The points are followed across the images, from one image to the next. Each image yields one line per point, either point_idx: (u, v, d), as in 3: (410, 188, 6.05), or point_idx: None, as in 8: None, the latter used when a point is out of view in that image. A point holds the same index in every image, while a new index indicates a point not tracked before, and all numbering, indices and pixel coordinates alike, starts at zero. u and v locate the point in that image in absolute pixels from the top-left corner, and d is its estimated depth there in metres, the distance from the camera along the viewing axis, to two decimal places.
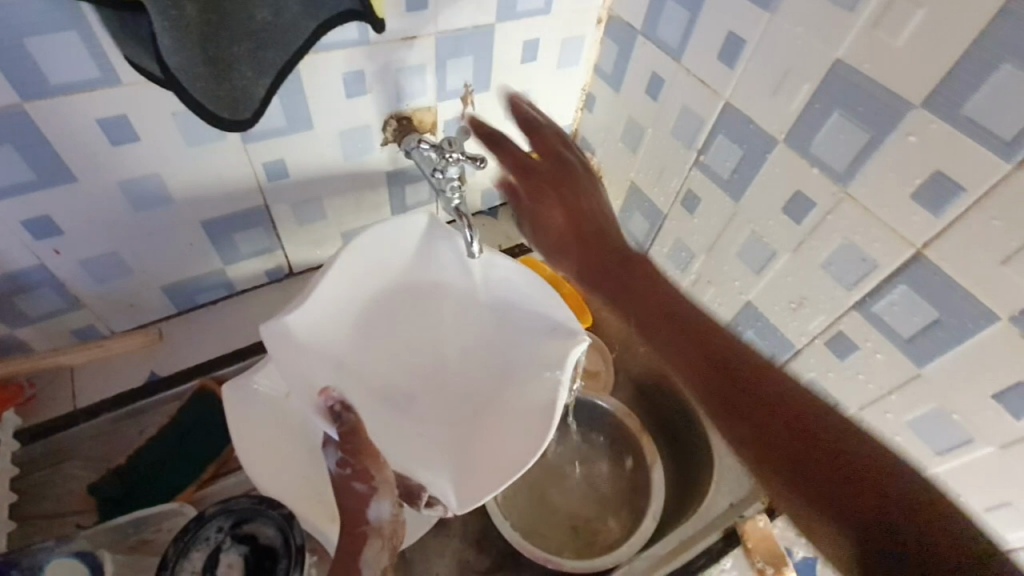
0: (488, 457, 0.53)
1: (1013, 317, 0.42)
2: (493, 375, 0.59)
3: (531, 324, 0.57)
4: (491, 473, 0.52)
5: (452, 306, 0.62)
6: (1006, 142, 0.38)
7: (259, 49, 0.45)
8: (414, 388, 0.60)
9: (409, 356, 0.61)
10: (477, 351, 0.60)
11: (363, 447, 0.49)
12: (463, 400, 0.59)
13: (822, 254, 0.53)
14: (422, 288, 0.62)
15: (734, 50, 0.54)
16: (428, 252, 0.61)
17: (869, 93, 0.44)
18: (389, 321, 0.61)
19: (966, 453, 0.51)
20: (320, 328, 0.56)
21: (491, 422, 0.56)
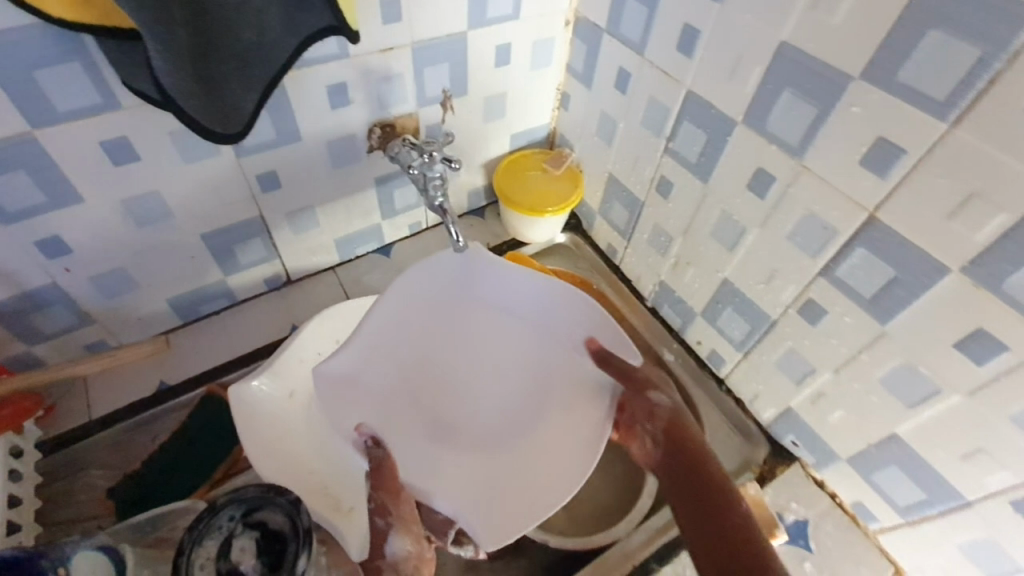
0: (534, 479, 0.53)
1: (964, 269, 0.43)
2: (532, 394, 0.60)
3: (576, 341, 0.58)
4: (532, 496, 0.52)
5: (489, 328, 0.63)
6: (940, 103, 0.40)
7: (246, 69, 0.49)
8: (455, 416, 0.61)
9: (446, 383, 0.63)
10: (517, 373, 0.62)
11: (384, 482, 0.54)
12: (501, 427, 0.60)
13: (787, 226, 0.56)
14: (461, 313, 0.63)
15: (691, 42, 0.57)
16: (466, 276, 0.61)
17: (813, 69, 0.47)
18: (428, 347, 0.62)
19: (936, 405, 0.49)
20: (360, 368, 0.58)
21: (534, 441, 0.57)
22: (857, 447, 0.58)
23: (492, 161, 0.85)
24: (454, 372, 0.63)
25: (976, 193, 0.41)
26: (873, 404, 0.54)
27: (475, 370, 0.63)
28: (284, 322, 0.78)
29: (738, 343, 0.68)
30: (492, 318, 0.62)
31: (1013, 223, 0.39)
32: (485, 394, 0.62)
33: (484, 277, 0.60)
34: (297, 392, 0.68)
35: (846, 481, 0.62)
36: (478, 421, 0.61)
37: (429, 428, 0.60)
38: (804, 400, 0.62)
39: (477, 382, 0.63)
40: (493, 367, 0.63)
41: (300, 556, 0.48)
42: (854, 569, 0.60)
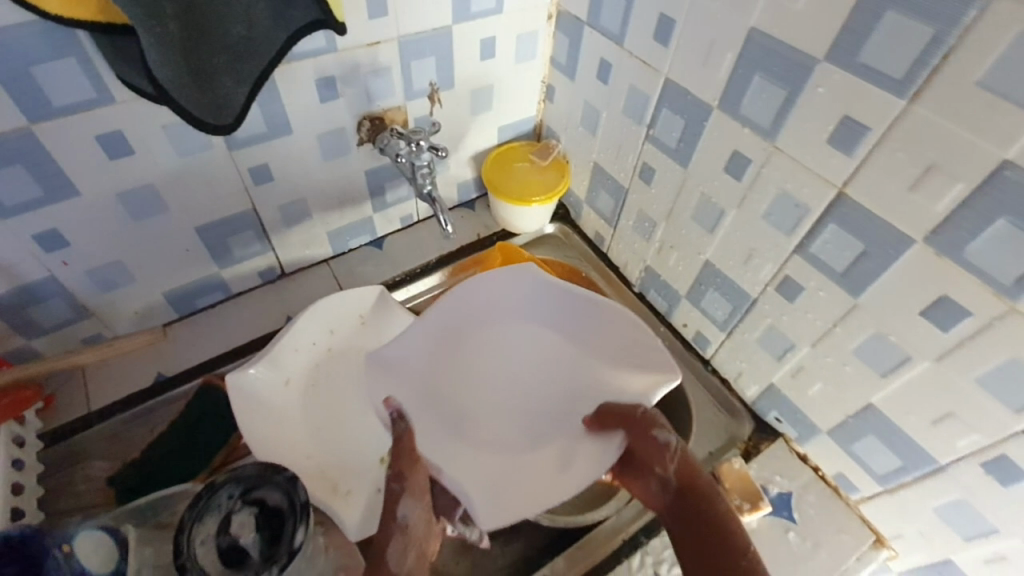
0: (545, 474, 0.56)
1: (927, 239, 0.45)
2: (562, 403, 0.63)
3: (615, 360, 0.61)
4: (541, 490, 0.55)
5: (531, 340, 0.68)
6: (898, 80, 0.43)
7: (236, 61, 0.51)
8: (483, 418, 0.64)
9: (481, 387, 0.66)
10: (551, 387, 0.65)
11: (403, 452, 0.53)
12: (525, 431, 0.63)
13: (762, 206, 0.58)
14: (509, 324, 0.68)
15: (667, 30, 0.59)
16: (522, 287, 0.67)
17: (781, 53, 0.50)
18: (474, 354, 0.67)
19: (907, 372, 0.51)
20: (411, 351, 0.64)
21: (554, 445, 0.59)
22: (836, 418, 0.60)
23: (480, 154, 0.87)
24: (489, 378, 0.67)
25: (934, 165, 0.43)
26: (849, 375, 0.57)
27: (510, 377, 0.67)
28: (279, 313, 0.79)
29: (721, 323, 0.70)
30: (538, 334, 0.68)
31: (970, 192, 0.41)
32: (514, 401, 0.66)
33: (536, 291, 0.66)
34: (292, 380, 0.71)
35: (828, 453, 0.64)
36: (505, 427, 0.64)
37: (455, 424, 0.63)
38: (785, 376, 0.64)
39: (510, 391, 0.66)
40: (528, 380, 0.66)
41: (298, 528, 0.50)
42: (837, 537, 0.62)
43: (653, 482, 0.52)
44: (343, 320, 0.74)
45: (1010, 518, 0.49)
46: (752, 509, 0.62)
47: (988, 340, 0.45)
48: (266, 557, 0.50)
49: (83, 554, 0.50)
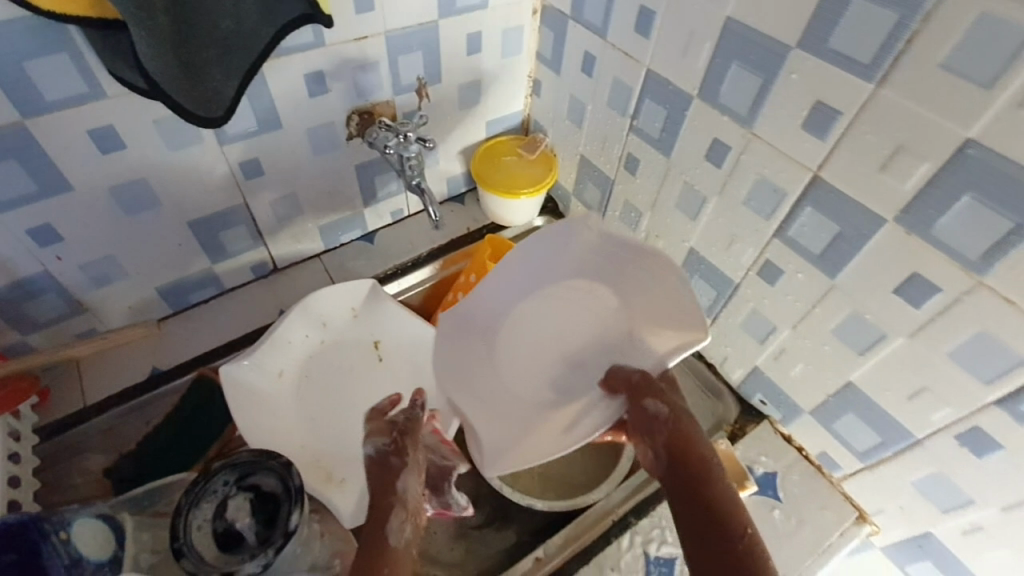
0: (558, 427, 0.58)
1: (897, 218, 0.47)
2: (603, 365, 0.62)
3: (659, 323, 0.59)
4: (548, 444, 0.57)
5: (582, 304, 0.67)
6: (866, 65, 0.44)
7: (226, 55, 0.52)
8: (531, 379, 0.66)
9: (539, 351, 0.67)
10: (597, 350, 0.64)
11: (408, 434, 0.56)
12: (564, 391, 0.63)
13: (742, 192, 0.59)
14: (562, 284, 0.68)
15: (648, 22, 0.61)
16: (574, 252, 0.67)
17: (756, 41, 0.51)
18: (524, 315, 0.69)
19: (883, 349, 0.53)
20: (466, 318, 0.69)
21: (582, 402, 0.60)
22: (818, 398, 0.62)
23: (469, 148, 0.89)
24: (536, 338, 0.68)
25: (902, 146, 0.44)
26: (828, 355, 0.58)
27: (564, 342, 0.67)
28: (272, 307, 0.80)
29: (706, 309, 0.72)
30: (594, 293, 0.66)
31: (935, 170, 0.43)
32: (563, 365, 0.65)
33: (590, 250, 0.66)
34: (286, 371, 0.72)
35: (810, 433, 0.65)
36: (542, 386, 0.65)
37: (489, 382, 0.65)
38: (768, 358, 0.66)
39: (563, 355, 0.66)
40: (577, 340, 0.66)
41: (293, 512, 0.51)
42: (820, 514, 0.64)
43: (647, 450, 0.51)
44: (334, 312, 0.75)
45: (984, 487, 0.51)
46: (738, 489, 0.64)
47: (956, 315, 0.46)
48: (263, 540, 0.51)
49: (80, 541, 0.51)
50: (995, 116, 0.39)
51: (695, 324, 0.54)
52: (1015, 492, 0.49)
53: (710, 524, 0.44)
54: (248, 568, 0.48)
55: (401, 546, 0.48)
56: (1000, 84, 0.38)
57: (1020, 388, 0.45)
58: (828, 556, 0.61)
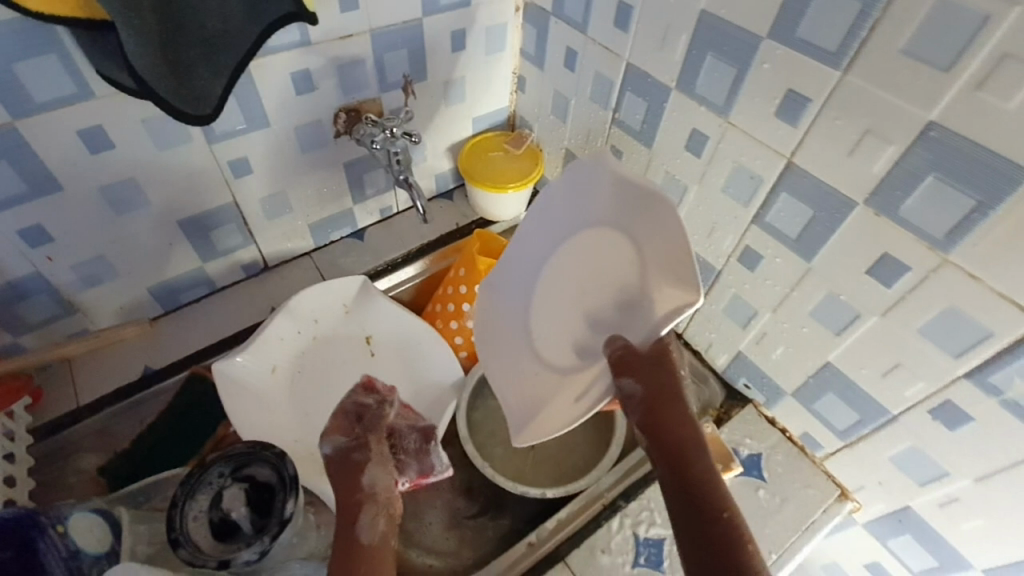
0: (577, 392, 0.60)
1: (867, 201, 0.49)
2: (623, 323, 0.59)
3: (670, 277, 0.54)
4: (565, 413, 0.59)
5: (607, 252, 0.62)
6: (832, 53, 0.46)
7: (212, 53, 0.53)
8: (565, 337, 0.65)
9: (576, 304, 0.65)
10: (623, 305, 0.60)
11: (370, 427, 0.56)
12: (592, 351, 0.62)
13: (721, 180, 0.61)
14: (590, 237, 0.64)
15: (627, 16, 0.62)
16: (591, 199, 0.63)
17: (729, 32, 0.53)
18: (554, 274, 0.67)
19: (858, 328, 0.55)
20: (500, 286, 0.71)
21: (601, 365, 0.59)
22: (799, 379, 0.64)
23: (456, 145, 0.90)
24: (566, 297, 0.66)
25: (869, 131, 0.46)
26: (806, 336, 0.60)
27: (596, 294, 0.63)
28: (264, 305, 0.81)
29: None
30: (616, 241, 0.61)
31: (901, 153, 0.45)
32: (594, 320, 0.63)
33: (605, 196, 0.61)
34: (279, 367, 0.72)
35: (793, 414, 0.67)
36: (570, 346, 0.64)
37: (521, 347, 0.67)
38: (751, 342, 0.67)
39: (596, 309, 0.63)
40: (605, 291, 0.63)
41: (288, 501, 0.52)
42: (804, 492, 0.66)
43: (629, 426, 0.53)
44: (326, 309, 0.75)
45: (958, 459, 0.53)
46: (724, 470, 0.65)
47: (925, 292, 0.48)
48: (259, 529, 0.51)
49: (76, 534, 0.51)
50: (955, 98, 0.40)
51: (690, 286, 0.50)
52: (988, 462, 0.51)
53: (689, 503, 0.47)
54: (244, 555, 0.49)
55: (376, 543, 0.49)
56: (957, 68, 0.40)
57: (986, 360, 0.46)
58: (812, 533, 0.63)
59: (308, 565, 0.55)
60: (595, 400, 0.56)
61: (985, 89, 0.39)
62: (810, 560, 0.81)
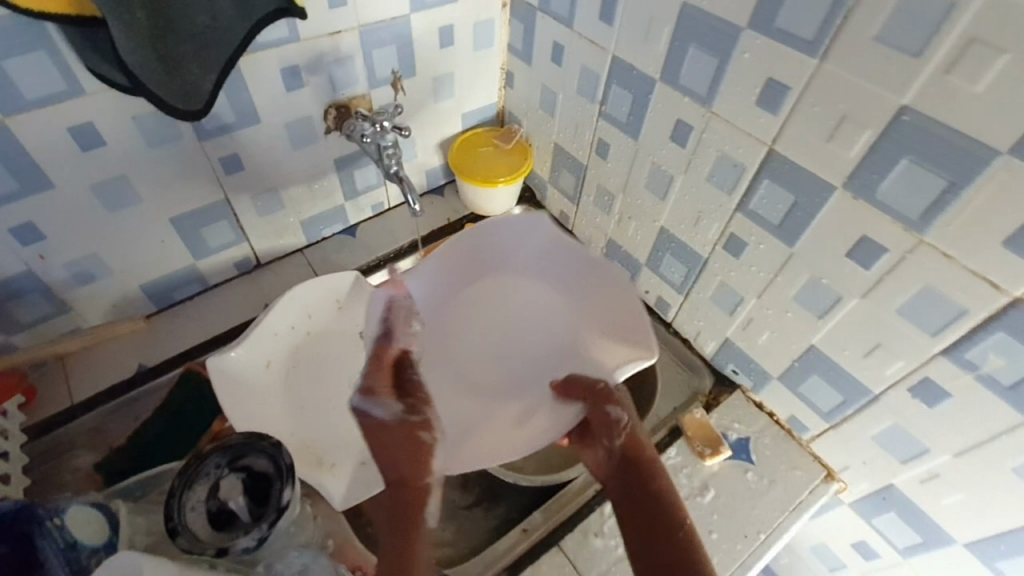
0: (512, 420, 0.69)
1: (845, 185, 0.50)
2: (552, 363, 0.73)
3: (613, 336, 0.69)
4: (501, 442, 0.66)
5: (520, 295, 0.78)
6: (809, 42, 0.47)
7: (202, 49, 0.53)
8: (470, 364, 0.76)
9: (480, 337, 0.77)
10: (554, 350, 0.74)
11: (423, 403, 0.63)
12: (511, 382, 0.74)
13: (705, 169, 0.62)
14: (506, 277, 0.79)
15: (611, 10, 0.64)
16: (519, 250, 0.79)
17: (710, 24, 0.54)
18: (467, 307, 0.79)
19: (839, 311, 0.56)
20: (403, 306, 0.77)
21: (529, 398, 0.71)
22: (785, 363, 0.65)
23: (446, 141, 0.91)
24: (480, 331, 0.78)
25: (846, 116, 0.48)
26: (790, 320, 0.62)
27: (510, 331, 0.77)
28: (257, 301, 0.82)
29: (678, 285, 0.75)
30: (534, 289, 0.78)
31: (876, 137, 0.46)
32: (507, 355, 0.76)
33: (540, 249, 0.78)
34: (273, 362, 0.72)
35: (780, 398, 0.69)
36: (487, 374, 0.75)
37: (434, 371, 0.74)
38: (737, 328, 0.69)
39: (507, 344, 0.77)
40: (517, 329, 0.77)
41: (285, 488, 0.53)
42: (791, 473, 0.67)
43: (601, 449, 0.58)
44: (319, 304, 0.75)
45: (937, 435, 0.54)
46: (713, 454, 0.67)
47: (901, 272, 0.49)
48: (256, 517, 0.52)
49: (74, 525, 0.52)
50: (925, 83, 0.42)
51: (641, 345, 0.66)
52: (965, 437, 0.52)
53: (655, 521, 0.51)
54: (243, 542, 0.49)
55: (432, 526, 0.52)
56: (927, 53, 0.41)
57: (961, 337, 0.48)
58: (801, 512, 0.64)
59: (305, 555, 0.53)
60: (546, 427, 0.64)
61: (952, 74, 0.40)
62: (799, 542, 0.83)
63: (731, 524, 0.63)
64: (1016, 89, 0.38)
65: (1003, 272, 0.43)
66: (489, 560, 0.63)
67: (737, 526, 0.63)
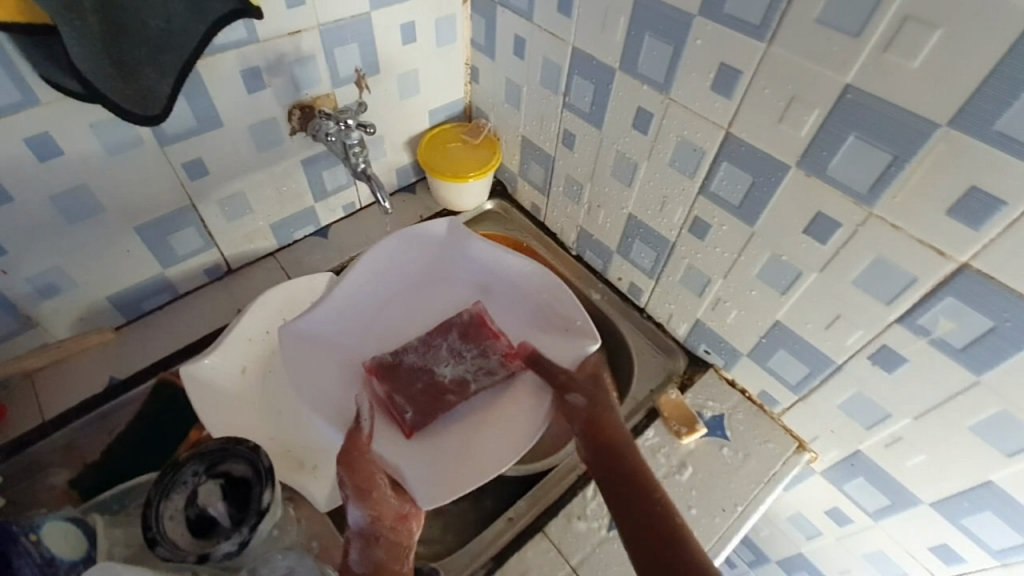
0: (489, 439, 0.60)
1: (799, 162, 0.52)
2: None
3: (556, 329, 0.68)
4: (478, 468, 0.58)
5: (455, 294, 0.74)
6: (756, 26, 0.49)
7: (158, 53, 0.53)
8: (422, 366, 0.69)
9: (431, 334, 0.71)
10: None
11: (356, 463, 0.53)
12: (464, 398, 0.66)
13: (667, 154, 0.64)
14: (443, 273, 0.75)
15: (569, 2, 0.65)
16: (453, 252, 0.75)
17: (664, 12, 0.55)
18: (403, 309, 0.73)
19: (801, 285, 0.58)
20: (323, 329, 0.68)
21: (489, 413, 0.63)
22: (752, 340, 0.67)
23: (414, 138, 0.91)
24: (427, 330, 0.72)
25: (796, 96, 0.49)
26: (756, 298, 0.64)
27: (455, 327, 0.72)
28: (229, 307, 0.81)
29: (649, 270, 0.76)
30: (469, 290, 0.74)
31: (824, 116, 0.48)
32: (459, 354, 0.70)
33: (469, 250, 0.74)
34: (249, 367, 0.71)
35: (750, 374, 0.71)
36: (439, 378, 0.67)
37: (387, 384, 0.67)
38: (707, 309, 0.71)
39: None
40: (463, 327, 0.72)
41: (265, 491, 0.53)
42: (764, 446, 0.69)
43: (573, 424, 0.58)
44: (292, 306, 0.75)
45: (898, 399, 0.56)
46: (689, 432, 0.69)
47: (854, 245, 0.51)
48: (238, 522, 0.52)
49: (51, 542, 0.51)
50: (865, 62, 0.44)
51: (584, 331, 0.66)
52: (923, 400, 0.54)
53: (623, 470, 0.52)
54: (223, 547, 0.49)
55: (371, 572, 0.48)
56: (866, 32, 0.43)
57: (914, 304, 0.50)
58: (775, 483, 0.66)
59: (290, 556, 0.53)
60: (523, 440, 0.59)
61: (890, 51, 0.42)
62: (777, 513, 0.86)
63: (709, 498, 0.65)
64: (950, 62, 0.40)
65: (949, 239, 0.45)
66: (477, 549, 0.63)
67: (714, 501, 0.65)
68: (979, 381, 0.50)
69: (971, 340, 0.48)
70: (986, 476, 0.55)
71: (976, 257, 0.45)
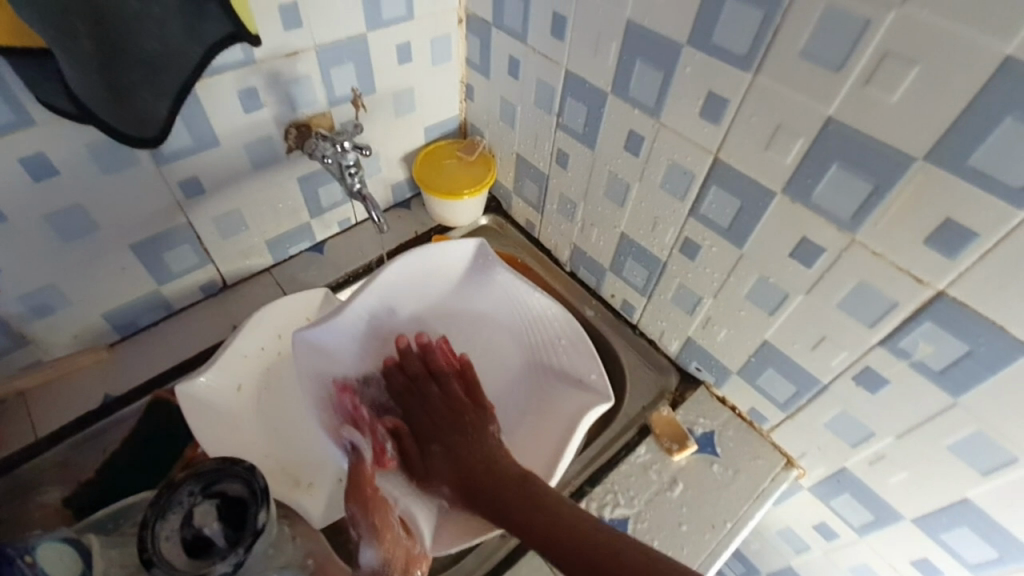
0: None
1: (784, 189, 0.54)
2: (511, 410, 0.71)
3: (567, 381, 0.69)
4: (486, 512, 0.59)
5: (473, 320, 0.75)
6: (743, 57, 0.50)
7: (154, 76, 0.53)
8: None
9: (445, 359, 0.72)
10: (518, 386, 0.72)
11: (362, 494, 0.56)
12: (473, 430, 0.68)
13: (658, 176, 0.65)
14: (462, 297, 0.75)
15: (562, 27, 0.66)
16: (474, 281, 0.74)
17: (654, 40, 0.57)
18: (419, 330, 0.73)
19: (788, 306, 0.59)
20: (337, 341, 0.68)
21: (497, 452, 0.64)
22: (742, 359, 0.69)
23: (410, 155, 0.92)
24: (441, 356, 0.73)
25: (781, 125, 0.51)
26: (744, 318, 0.65)
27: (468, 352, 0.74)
28: (224, 324, 0.81)
29: (641, 288, 0.78)
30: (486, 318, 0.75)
31: (808, 145, 0.50)
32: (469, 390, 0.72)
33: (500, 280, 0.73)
34: (245, 385, 0.72)
35: (740, 392, 0.72)
36: None
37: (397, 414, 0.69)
38: (698, 327, 0.72)
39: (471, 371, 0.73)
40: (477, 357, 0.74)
41: (260, 511, 0.53)
42: (754, 462, 0.71)
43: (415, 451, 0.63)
44: (289, 324, 0.75)
45: (881, 419, 0.58)
46: (680, 449, 0.70)
47: (839, 270, 0.53)
48: (233, 543, 0.52)
49: (47, 564, 0.51)
50: (847, 95, 0.45)
51: (596, 388, 0.65)
52: (905, 420, 0.56)
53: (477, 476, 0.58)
54: (219, 567, 0.49)
55: None
56: (846, 67, 0.44)
57: (895, 328, 0.51)
58: (763, 499, 0.68)
59: None
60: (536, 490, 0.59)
61: (870, 85, 0.44)
62: (767, 526, 0.87)
63: (699, 515, 0.66)
64: (926, 99, 0.41)
65: (927, 267, 0.47)
66: (473, 564, 0.64)
67: (704, 517, 0.66)
68: (956, 403, 0.51)
69: (949, 363, 0.49)
70: (964, 494, 0.56)
71: (953, 284, 0.46)
